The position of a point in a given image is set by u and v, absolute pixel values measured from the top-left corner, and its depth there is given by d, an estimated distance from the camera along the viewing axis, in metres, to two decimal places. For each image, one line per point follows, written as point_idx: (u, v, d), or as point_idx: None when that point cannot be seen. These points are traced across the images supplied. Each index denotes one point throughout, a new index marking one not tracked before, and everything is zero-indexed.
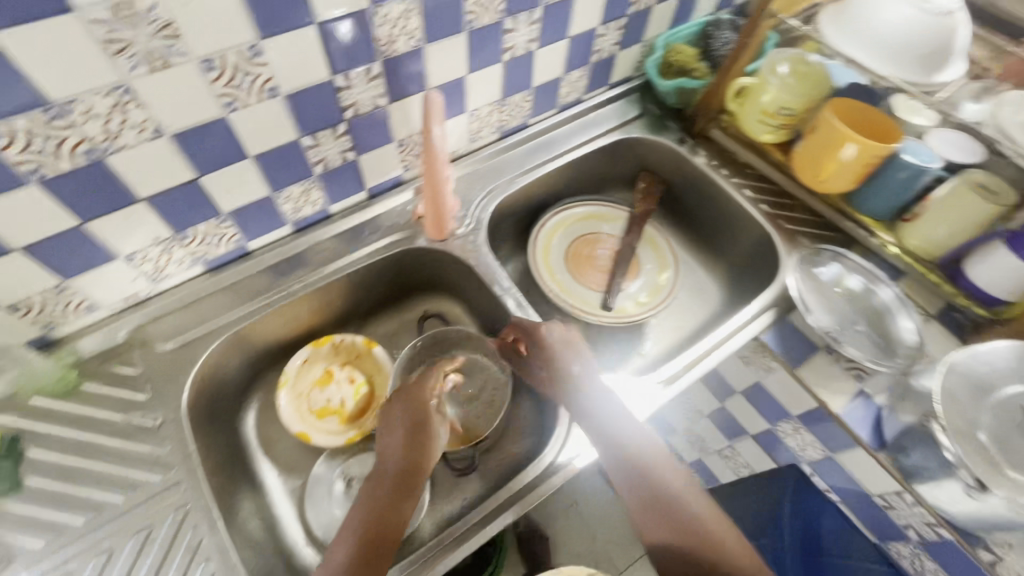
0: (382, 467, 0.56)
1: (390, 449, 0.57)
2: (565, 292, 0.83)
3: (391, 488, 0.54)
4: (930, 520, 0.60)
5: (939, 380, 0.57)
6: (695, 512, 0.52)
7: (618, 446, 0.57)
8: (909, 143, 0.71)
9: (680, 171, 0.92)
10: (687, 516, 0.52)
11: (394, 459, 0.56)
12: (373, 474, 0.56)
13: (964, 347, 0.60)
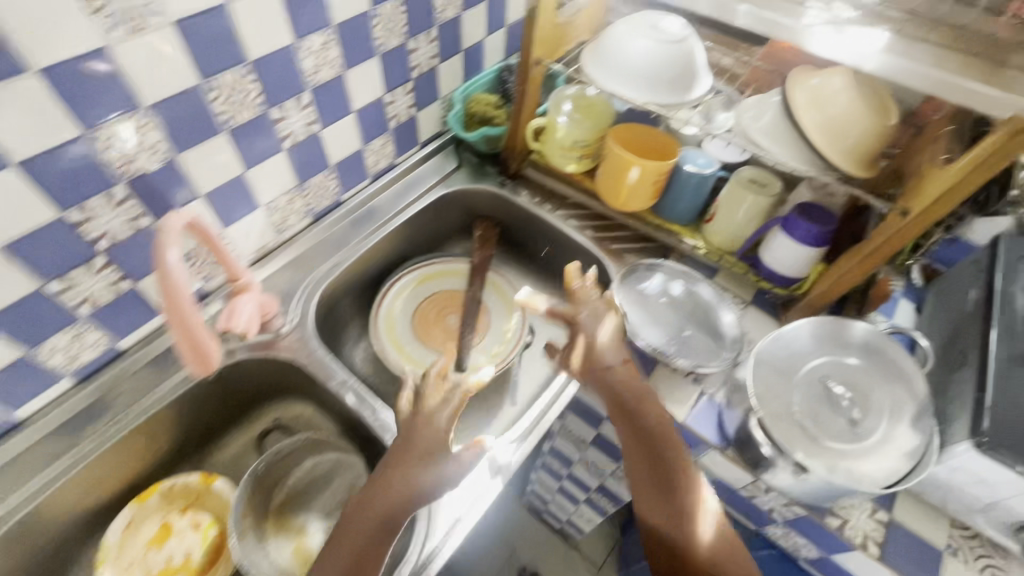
0: (363, 503, 0.52)
1: (367, 505, 0.52)
2: (416, 364, 0.80)
3: (369, 527, 0.51)
4: (783, 500, 0.63)
5: (753, 374, 0.60)
6: (689, 523, 0.53)
7: (646, 445, 0.57)
8: (688, 153, 0.78)
9: (509, 212, 0.93)
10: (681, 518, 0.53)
11: (373, 515, 0.52)
12: (363, 493, 0.53)
13: (769, 334, 0.65)
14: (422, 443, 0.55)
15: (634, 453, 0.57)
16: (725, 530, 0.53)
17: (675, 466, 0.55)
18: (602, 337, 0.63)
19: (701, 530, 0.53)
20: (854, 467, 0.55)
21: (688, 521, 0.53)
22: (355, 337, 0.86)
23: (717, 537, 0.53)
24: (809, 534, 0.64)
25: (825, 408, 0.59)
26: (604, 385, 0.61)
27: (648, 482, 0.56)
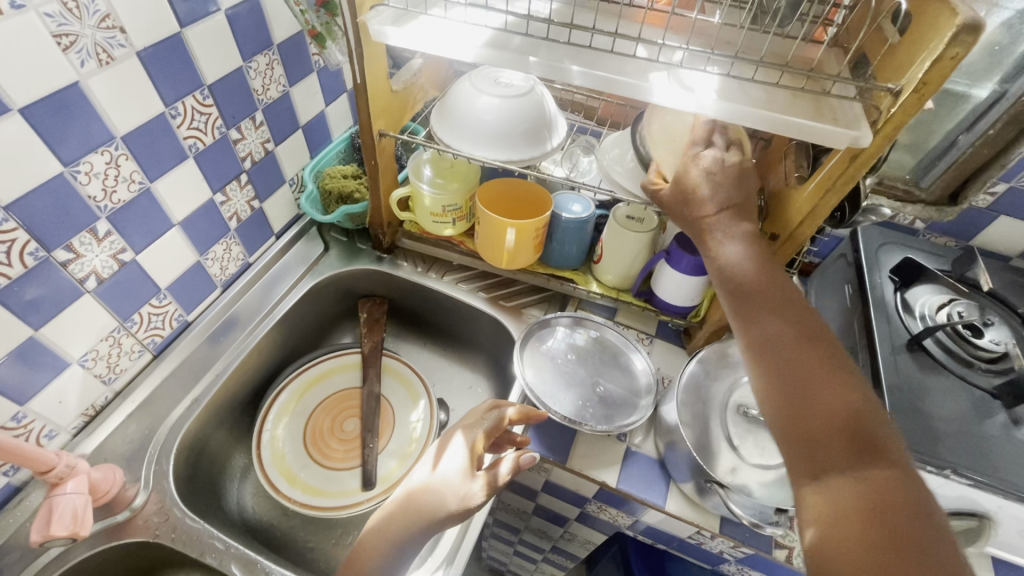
0: (386, 516, 0.53)
1: (395, 516, 0.53)
2: (316, 492, 0.68)
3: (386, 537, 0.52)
4: (731, 543, 0.60)
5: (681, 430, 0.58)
6: (774, 366, 0.45)
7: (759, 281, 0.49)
8: (562, 199, 0.74)
9: (394, 287, 0.85)
10: (813, 408, 0.42)
11: (387, 519, 0.53)
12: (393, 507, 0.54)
13: (682, 373, 0.63)
14: (429, 484, 0.54)
15: (741, 281, 0.49)
16: (834, 370, 0.43)
17: (780, 307, 0.47)
18: (710, 167, 0.51)
19: (811, 382, 0.43)
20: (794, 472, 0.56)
21: (788, 384, 0.43)
22: (241, 471, 0.73)
23: (817, 384, 0.43)
24: (762, 567, 0.62)
25: (748, 436, 0.58)
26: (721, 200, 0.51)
27: (768, 323, 0.46)
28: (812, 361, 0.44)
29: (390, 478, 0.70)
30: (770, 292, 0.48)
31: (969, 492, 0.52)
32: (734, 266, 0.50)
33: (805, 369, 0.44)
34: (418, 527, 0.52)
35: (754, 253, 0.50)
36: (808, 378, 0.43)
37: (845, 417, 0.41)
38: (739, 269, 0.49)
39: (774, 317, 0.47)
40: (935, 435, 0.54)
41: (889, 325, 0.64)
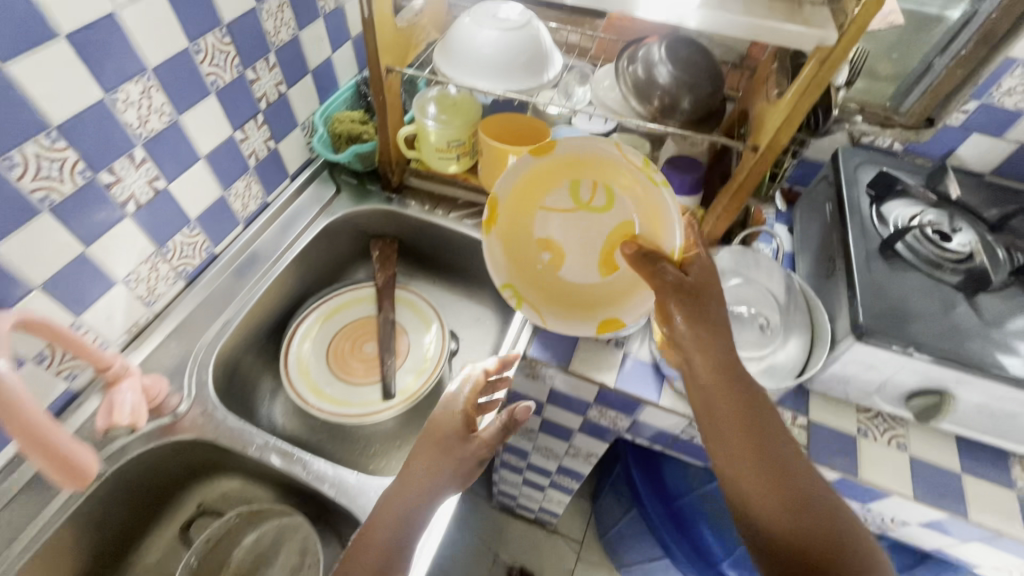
0: (388, 505, 0.53)
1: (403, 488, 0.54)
2: (341, 403, 0.75)
3: (398, 522, 0.52)
4: None
5: None
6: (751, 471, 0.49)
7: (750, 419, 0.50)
8: (558, 131, 0.79)
9: (404, 225, 0.91)
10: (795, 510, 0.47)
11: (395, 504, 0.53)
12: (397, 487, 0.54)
13: None
14: (439, 427, 0.58)
15: (732, 430, 0.50)
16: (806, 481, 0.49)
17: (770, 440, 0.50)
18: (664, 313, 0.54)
19: (786, 484, 0.48)
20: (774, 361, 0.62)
21: (771, 481, 0.48)
22: (270, 392, 0.80)
23: (788, 480, 0.49)
24: None
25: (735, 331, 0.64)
26: (718, 360, 0.52)
27: (742, 440, 0.50)
28: (781, 455, 0.50)
29: (408, 391, 0.76)
30: (762, 430, 0.50)
31: (931, 370, 0.58)
32: (723, 405, 0.51)
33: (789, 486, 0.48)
34: (420, 503, 0.53)
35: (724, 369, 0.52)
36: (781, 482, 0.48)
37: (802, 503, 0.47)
38: (724, 416, 0.51)
39: (749, 435, 0.50)
40: (902, 321, 0.60)
41: (866, 236, 0.68)
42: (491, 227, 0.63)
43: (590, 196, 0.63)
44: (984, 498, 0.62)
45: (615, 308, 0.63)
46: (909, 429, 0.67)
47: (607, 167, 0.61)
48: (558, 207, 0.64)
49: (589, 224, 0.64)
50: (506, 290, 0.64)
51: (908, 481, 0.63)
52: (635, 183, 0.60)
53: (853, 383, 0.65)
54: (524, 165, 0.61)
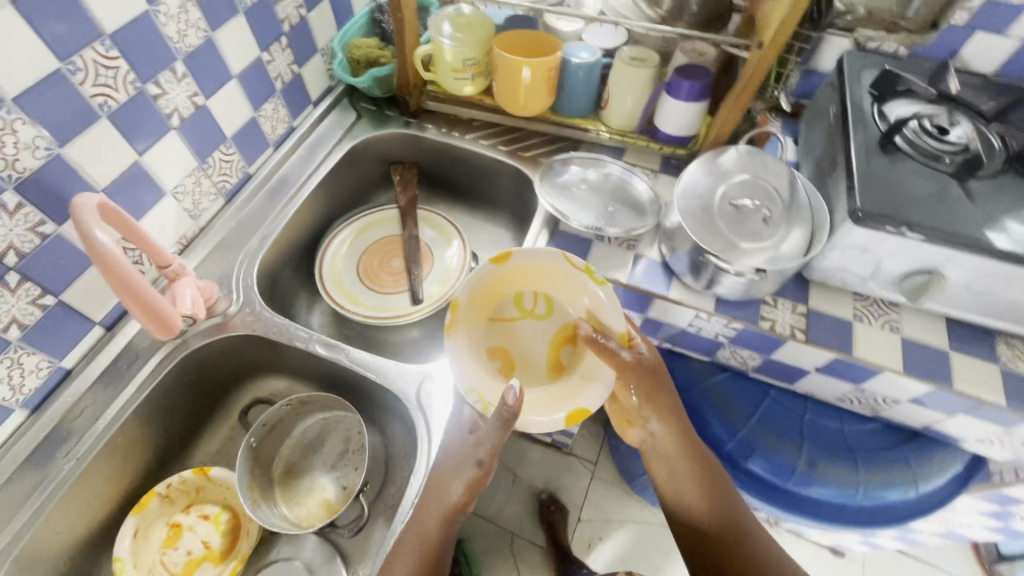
0: (416, 526, 0.57)
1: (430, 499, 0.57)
2: (374, 309, 0.81)
3: (432, 540, 0.55)
4: (724, 321, 0.72)
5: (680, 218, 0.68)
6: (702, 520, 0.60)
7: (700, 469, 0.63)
8: (570, 47, 0.82)
9: (423, 149, 0.95)
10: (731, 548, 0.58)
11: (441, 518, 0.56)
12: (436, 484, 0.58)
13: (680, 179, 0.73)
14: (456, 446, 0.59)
15: (682, 486, 0.63)
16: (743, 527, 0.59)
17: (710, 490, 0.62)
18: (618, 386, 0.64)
19: (726, 531, 0.59)
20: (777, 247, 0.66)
21: (716, 529, 0.59)
22: (307, 305, 0.86)
23: (729, 527, 0.59)
24: (752, 341, 0.74)
25: (741, 220, 0.68)
26: (674, 427, 0.64)
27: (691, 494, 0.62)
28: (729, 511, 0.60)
29: (434, 297, 0.82)
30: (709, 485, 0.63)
31: (922, 248, 0.63)
32: (676, 467, 0.64)
33: (731, 534, 0.59)
34: (451, 512, 0.57)
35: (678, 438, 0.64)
36: (724, 527, 0.59)
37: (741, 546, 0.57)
38: (680, 473, 0.63)
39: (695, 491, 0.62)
40: (899, 204, 0.64)
41: (869, 130, 0.72)
42: (453, 329, 0.65)
43: (533, 306, 0.69)
44: (969, 371, 0.68)
45: (578, 394, 0.63)
46: (901, 313, 0.72)
47: (554, 278, 0.67)
48: (506, 318, 0.69)
49: (535, 331, 0.68)
50: (472, 393, 0.61)
51: (899, 358, 0.69)
52: (580, 289, 0.66)
53: (849, 270, 0.69)
54: (486, 273, 0.66)
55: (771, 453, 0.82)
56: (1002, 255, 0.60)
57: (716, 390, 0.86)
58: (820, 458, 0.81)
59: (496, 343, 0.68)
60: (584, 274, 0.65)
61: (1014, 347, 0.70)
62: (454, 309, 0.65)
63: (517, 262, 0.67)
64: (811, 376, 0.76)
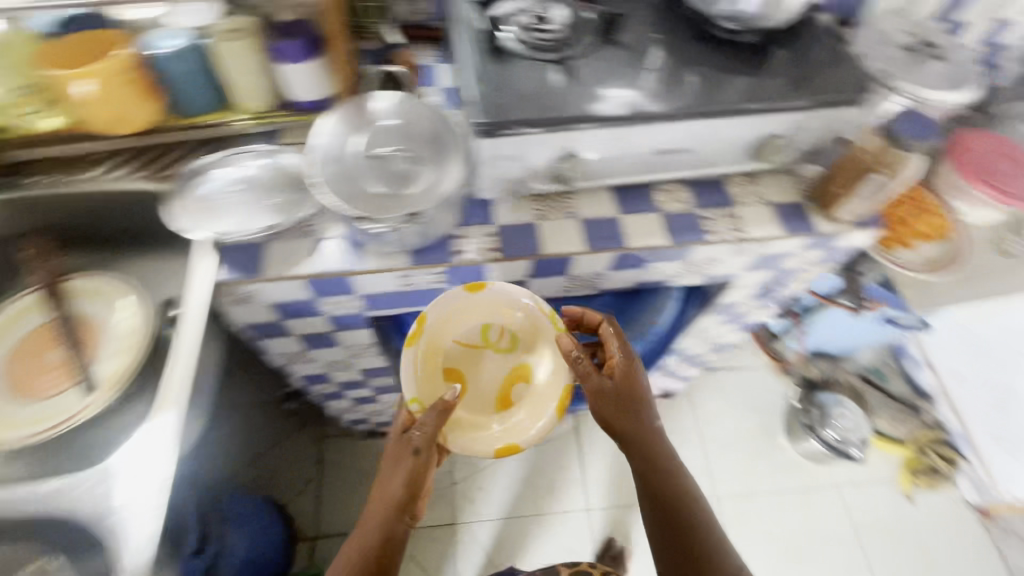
0: (363, 528, 0.67)
1: (387, 486, 0.68)
2: (36, 422, 0.65)
3: (375, 536, 0.66)
4: (424, 270, 0.72)
5: (330, 191, 0.64)
6: (656, 485, 0.71)
7: (650, 471, 0.72)
8: (151, 37, 0.71)
9: (39, 210, 0.76)
10: (677, 511, 0.70)
11: (394, 492, 0.67)
12: (394, 454, 0.70)
13: (317, 142, 0.68)
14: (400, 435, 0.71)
15: (635, 450, 0.73)
16: (686, 490, 0.72)
17: (670, 488, 0.71)
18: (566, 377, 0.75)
19: (679, 496, 0.71)
20: (435, 184, 0.67)
21: (662, 494, 0.71)
22: None
23: (675, 495, 0.71)
24: (461, 278, 0.75)
25: (393, 172, 0.67)
26: (636, 407, 0.73)
27: (643, 459, 0.72)
28: (678, 477, 0.73)
29: (113, 377, 0.68)
30: (658, 477, 0.72)
31: (547, 139, 0.66)
32: (628, 431, 0.73)
33: (675, 500, 0.71)
34: (396, 508, 0.67)
35: (641, 412, 0.74)
36: (670, 493, 0.71)
37: (682, 507, 0.70)
38: (630, 441, 0.73)
39: (641, 458, 0.72)
40: (514, 102, 0.66)
41: (479, 38, 0.72)
42: (414, 343, 0.73)
43: (497, 337, 0.79)
44: (636, 227, 0.76)
45: (512, 432, 0.74)
46: (576, 198, 0.78)
47: (511, 312, 0.76)
48: (472, 346, 0.79)
49: (496, 363, 0.80)
50: (415, 402, 0.72)
51: (581, 240, 0.74)
52: (546, 342, 0.78)
53: (509, 177, 0.72)
54: (454, 298, 0.73)
55: None
56: (603, 120, 0.65)
57: None
58: None
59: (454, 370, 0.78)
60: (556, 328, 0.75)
61: (665, 192, 0.80)
62: (416, 334, 0.73)
63: (487, 294, 0.74)
64: (530, 283, 0.80)
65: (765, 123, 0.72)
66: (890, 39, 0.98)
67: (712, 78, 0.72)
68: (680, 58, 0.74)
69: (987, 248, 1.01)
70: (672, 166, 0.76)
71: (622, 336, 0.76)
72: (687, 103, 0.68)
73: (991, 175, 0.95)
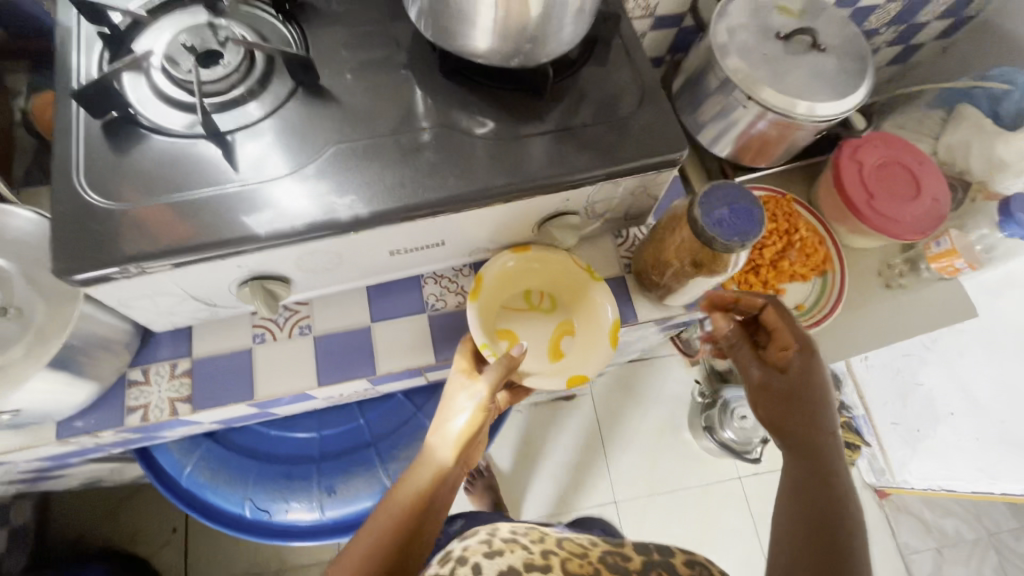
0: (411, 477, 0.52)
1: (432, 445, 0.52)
2: None
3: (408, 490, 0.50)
4: (90, 437, 0.53)
5: None
6: (800, 471, 0.45)
7: (816, 486, 0.43)
8: None
9: None
10: (828, 514, 0.42)
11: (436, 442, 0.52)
12: (446, 404, 0.53)
13: None
14: (450, 390, 0.54)
15: (801, 430, 0.46)
16: (826, 488, 0.43)
17: (825, 514, 0.42)
18: (755, 378, 0.51)
19: (827, 496, 0.43)
20: (43, 343, 0.45)
21: (814, 491, 0.43)
22: None
23: (832, 509, 0.42)
24: (154, 429, 0.56)
25: None
26: (821, 386, 0.47)
27: (806, 451, 0.45)
28: (835, 477, 0.44)
29: None
30: (816, 492, 0.43)
31: (194, 271, 0.45)
32: (790, 411, 0.47)
33: (823, 505, 0.42)
34: (440, 474, 0.51)
35: (812, 382, 0.48)
36: (819, 493, 0.43)
37: (829, 525, 0.41)
38: (802, 427, 0.46)
39: (823, 455, 0.45)
40: (130, 213, 0.43)
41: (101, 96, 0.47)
42: (477, 296, 0.55)
43: (539, 300, 0.61)
44: (392, 342, 0.57)
45: (580, 362, 0.55)
46: (312, 306, 0.57)
47: (565, 278, 0.59)
48: (514, 309, 0.60)
49: (537, 326, 0.60)
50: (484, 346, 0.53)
51: (311, 371, 0.56)
52: (586, 298, 0.57)
53: (183, 312, 0.51)
54: (506, 261, 0.57)
55: (292, 504, 0.65)
56: (266, 241, 0.44)
57: (203, 469, 0.65)
58: (338, 481, 0.66)
59: (504, 327, 0.59)
60: (599, 284, 0.56)
61: (439, 282, 0.60)
62: (478, 292, 0.55)
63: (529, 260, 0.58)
64: (275, 412, 0.62)
65: (545, 203, 0.52)
66: (767, 17, 0.76)
67: (463, 145, 0.50)
68: (429, 110, 0.51)
69: (873, 279, 0.85)
70: (432, 260, 0.56)
71: (796, 322, 0.51)
72: (414, 194, 0.47)
73: (873, 199, 0.78)
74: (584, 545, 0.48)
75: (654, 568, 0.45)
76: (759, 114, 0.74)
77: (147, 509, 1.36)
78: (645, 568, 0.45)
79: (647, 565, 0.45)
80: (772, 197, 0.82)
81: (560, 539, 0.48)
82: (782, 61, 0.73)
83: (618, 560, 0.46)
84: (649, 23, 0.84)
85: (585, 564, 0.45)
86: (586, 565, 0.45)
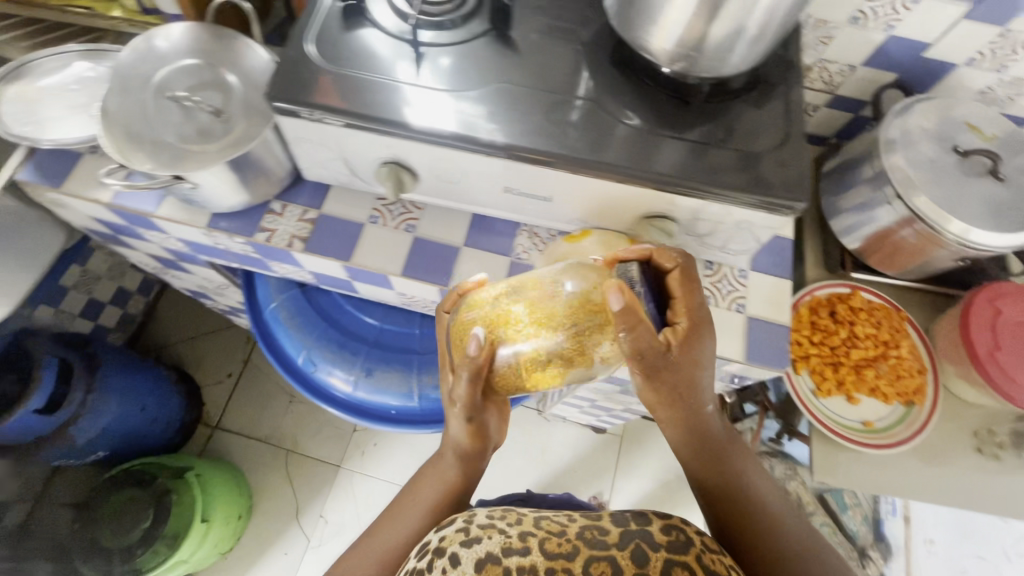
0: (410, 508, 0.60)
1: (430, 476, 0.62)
2: None
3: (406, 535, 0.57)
4: (228, 238, 0.66)
5: (101, 126, 0.55)
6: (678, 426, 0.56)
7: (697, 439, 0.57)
8: None
9: None
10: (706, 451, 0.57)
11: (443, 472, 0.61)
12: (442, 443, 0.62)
13: (130, 58, 0.60)
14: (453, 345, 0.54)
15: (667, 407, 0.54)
16: (706, 431, 0.57)
17: (708, 449, 0.57)
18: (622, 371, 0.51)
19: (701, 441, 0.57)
20: (228, 147, 0.57)
21: (698, 437, 0.56)
22: None
23: (707, 443, 0.57)
24: (268, 254, 0.68)
25: (187, 120, 0.58)
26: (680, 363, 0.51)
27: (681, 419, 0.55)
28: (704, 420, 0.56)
29: None
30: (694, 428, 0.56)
31: (356, 135, 0.55)
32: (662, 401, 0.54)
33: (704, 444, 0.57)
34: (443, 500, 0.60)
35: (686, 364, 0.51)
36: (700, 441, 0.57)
37: (707, 458, 0.57)
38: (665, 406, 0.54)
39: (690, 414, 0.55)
40: (332, 75, 0.54)
41: None
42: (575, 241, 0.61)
43: None
44: (473, 268, 0.64)
45: None
46: (424, 211, 0.66)
47: None
48: None
49: None
50: None
51: (402, 260, 0.64)
52: None
53: (332, 169, 0.62)
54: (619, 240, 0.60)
55: (335, 366, 0.75)
56: (418, 132, 0.52)
57: (283, 308, 0.77)
58: (378, 367, 0.75)
59: None
60: None
61: (532, 237, 0.66)
62: (576, 239, 0.61)
63: None
64: (358, 286, 0.71)
65: (654, 200, 0.56)
66: (954, 129, 0.72)
67: (610, 127, 0.55)
68: (589, 86, 0.57)
69: (965, 437, 0.77)
70: (536, 212, 0.62)
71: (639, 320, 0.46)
72: (551, 146, 0.53)
73: (997, 351, 0.71)
74: (561, 522, 0.50)
75: (631, 539, 0.47)
76: (903, 217, 0.71)
77: (217, 348, 1.57)
78: (621, 543, 0.46)
79: (625, 537, 0.47)
80: (885, 308, 0.79)
81: (538, 519, 0.51)
82: (950, 174, 0.70)
83: (596, 534, 0.48)
84: (826, 99, 0.85)
85: (562, 541, 0.47)
86: (563, 542, 0.47)
